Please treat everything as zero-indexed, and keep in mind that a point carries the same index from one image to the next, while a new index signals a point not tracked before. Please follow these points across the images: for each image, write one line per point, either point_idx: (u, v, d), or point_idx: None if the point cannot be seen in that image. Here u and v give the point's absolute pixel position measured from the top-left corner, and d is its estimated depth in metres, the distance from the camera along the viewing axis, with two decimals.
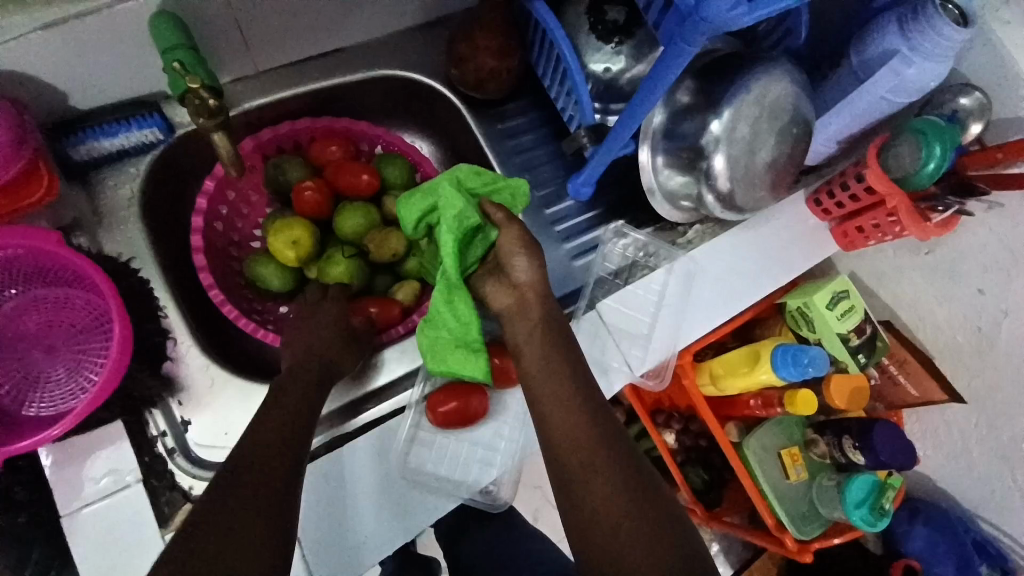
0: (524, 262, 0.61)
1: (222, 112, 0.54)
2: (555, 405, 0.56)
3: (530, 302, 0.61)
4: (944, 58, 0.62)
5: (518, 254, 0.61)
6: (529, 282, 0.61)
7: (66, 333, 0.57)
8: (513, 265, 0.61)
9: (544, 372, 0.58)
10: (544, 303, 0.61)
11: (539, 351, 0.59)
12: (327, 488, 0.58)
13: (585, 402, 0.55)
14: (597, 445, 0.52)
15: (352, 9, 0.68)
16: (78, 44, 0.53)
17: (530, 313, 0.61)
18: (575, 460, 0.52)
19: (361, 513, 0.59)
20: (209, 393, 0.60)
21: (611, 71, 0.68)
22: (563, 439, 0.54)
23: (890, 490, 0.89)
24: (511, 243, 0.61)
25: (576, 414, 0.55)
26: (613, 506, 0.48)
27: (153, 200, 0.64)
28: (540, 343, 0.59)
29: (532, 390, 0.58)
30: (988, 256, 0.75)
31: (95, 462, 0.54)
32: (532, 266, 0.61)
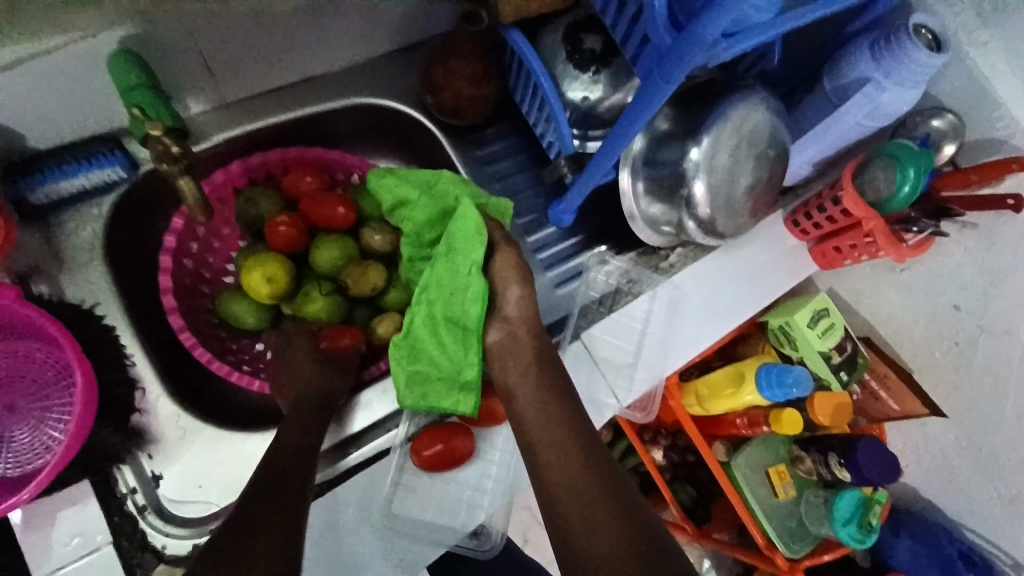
0: (516, 293, 0.61)
1: (186, 158, 0.53)
2: (545, 435, 0.55)
3: (521, 339, 0.61)
4: (915, 84, 0.63)
5: (512, 284, 0.61)
6: (517, 314, 0.61)
7: (27, 387, 0.54)
8: (506, 295, 0.61)
9: (533, 403, 0.58)
10: (532, 334, 0.61)
11: (529, 383, 0.59)
12: (326, 525, 0.58)
13: (574, 428, 0.56)
14: (590, 471, 0.52)
15: (325, 39, 0.66)
16: (33, 83, 0.50)
17: (517, 342, 0.61)
18: (566, 488, 0.52)
19: (364, 554, 0.58)
20: (180, 445, 0.57)
21: (590, 99, 0.67)
22: (541, 443, 0.55)
23: (877, 505, 0.89)
24: (507, 273, 0.61)
25: (556, 421, 0.56)
26: (590, 509, 0.50)
27: (118, 240, 0.62)
28: (533, 376, 0.59)
29: (522, 423, 0.57)
30: (964, 273, 0.77)
31: (62, 524, 0.51)
32: (523, 295, 0.61)
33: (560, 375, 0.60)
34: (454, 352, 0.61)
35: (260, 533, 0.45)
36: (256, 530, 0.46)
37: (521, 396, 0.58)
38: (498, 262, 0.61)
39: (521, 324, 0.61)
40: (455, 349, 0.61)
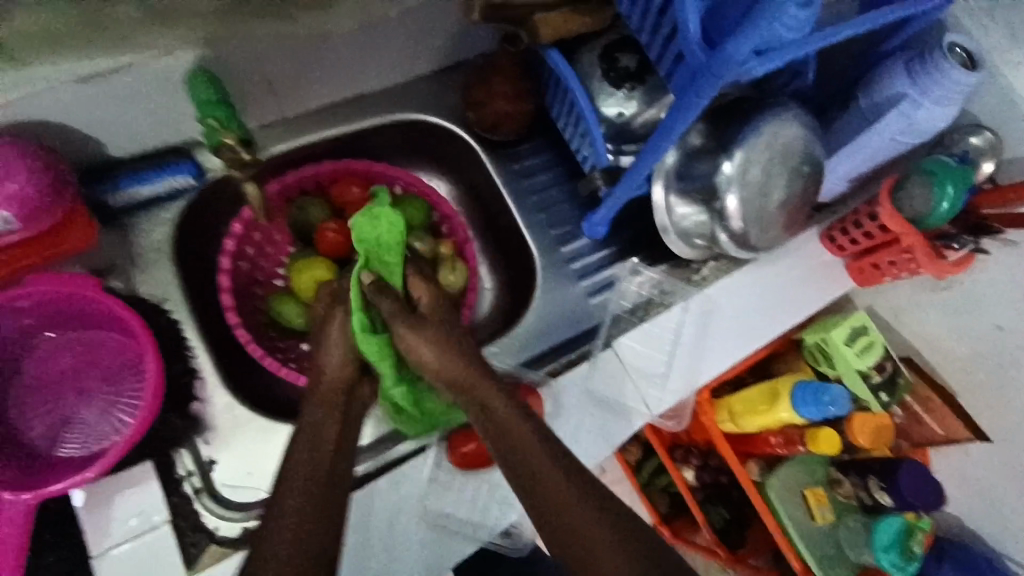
0: (429, 354, 0.60)
1: (255, 163, 0.59)
2: (538, 473, 0.52)
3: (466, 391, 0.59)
4: (950, 101, 0.64)
5: (422, 348, 0.60)
6: (444, 371, 0.60)
7: (99, 375, 0.59)
8: (423, 357, 0.61)
9: (518, 441, 0.54)
10: (473, 390, 0.59)
11: (513, 423, 0.56)
12: (362, 522, 0.59)
13: (546, 442, 0.55)
14: (588, 505, 0.50)
15: (376, 58, 0.71)
16: (117, 95, 0.56)
17: (465, 393, 0.59)
18: (575, 525, 0.49)
19: (397, 551, 0.60)
20: (231, 433, 0.61)
21: (625, 115, 0.70)
22: (523, 468, 0.53)
23: (919, 533, 0.85)
24: (418, 348, 0.61)
25: (530, 438, 0.55)
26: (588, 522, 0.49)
27: (183, 243, 0.67)
28: (512, 423, 0.56)
29: (511, 462, 0.54)
30: (1007, 292, 0.75)
31: (122, 503, 0.55)
32: (434, 355, 0.60)
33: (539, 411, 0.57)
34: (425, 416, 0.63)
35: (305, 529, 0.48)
36: (305, 532, 0.48)
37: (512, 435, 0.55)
38: (408, 341, 0.61)
39: (455, 380, 0.60)
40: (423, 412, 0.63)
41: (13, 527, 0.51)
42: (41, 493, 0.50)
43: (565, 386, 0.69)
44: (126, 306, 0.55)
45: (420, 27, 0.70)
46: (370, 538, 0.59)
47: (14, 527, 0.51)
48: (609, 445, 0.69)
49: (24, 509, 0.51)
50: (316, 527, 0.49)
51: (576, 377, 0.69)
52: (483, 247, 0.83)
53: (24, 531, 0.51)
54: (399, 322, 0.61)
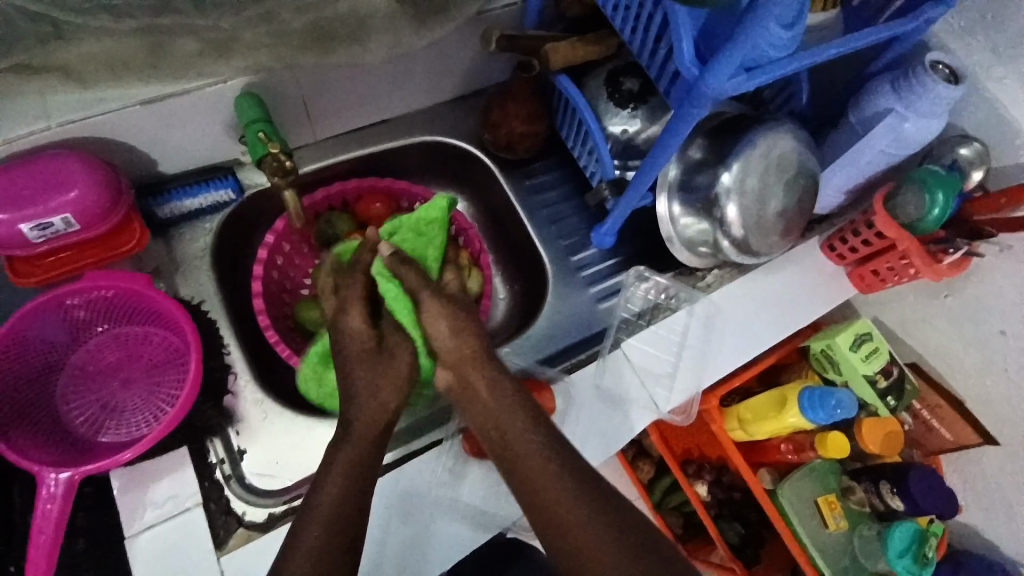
0: (446, 327, 0.62)
1: (293, 172, 0.64)
2: (555, 504, 0.55)
3: (469, 376, 0.62)
4: (937, 114, 0.67)
5: (440, 320, 0.61)
6: (452, 350, 0.62)
7: (143, 366, 0.65)
8: (435, 332, 0.62)
9: (533, 470, 0.57)
10: (485, 373, 0.62)
11: (528, 453, 0.57)
12: (388, 511, 0.63)
13: (551, 449, 0.58)
14: (606, 534, 0.54)
15: (400, 86, 0.77)
16: (168, 117, 0.62)
17: (465, 380, 0.62)
18: (588, 557, 0.53)
19: (415, 544, 0.62)
20: (261, 424, 0.66)
21: (629, 131, 0.75)
22: (529, 472, 0.57)
23: (932, 538, 0.86)
24: (436, 318, 0.62)
25: (536, 444, 0.58)
26: (584, 532, 0.54)
27: (220, 251, 0.73)
28: (522, 446, 0.58)
29: (525, 491, 0.57)
30: (1008, 298, 0.76)
31: (158, 487, 0.59)
32: (448, 335, 0.62)
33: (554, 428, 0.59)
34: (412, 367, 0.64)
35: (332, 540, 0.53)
36: (336, 530, 0.53)
37: (521, 465, 0.57)
38: (427, 310, 0.62)
39: (458, 354, 0.62)
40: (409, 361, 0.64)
41: (54, 503, 0.54)
42: (87, 470, 0.54)
43: (576, 383, 0.72)
44: (175, 301, 0.61)
45: (440, 58, 0.76)
46: (388, 530, 0.62)
47: (56, 503, 0.54)
48: (609, 447, 0.71)
49: (66, 484, 0.55)
50: (342, 525, 0.53)
51: (585, 376, 0.73)
52: (496, 260, 0.88)
53: (64, 508, 0.55)
54: (428, 294, 0.62)
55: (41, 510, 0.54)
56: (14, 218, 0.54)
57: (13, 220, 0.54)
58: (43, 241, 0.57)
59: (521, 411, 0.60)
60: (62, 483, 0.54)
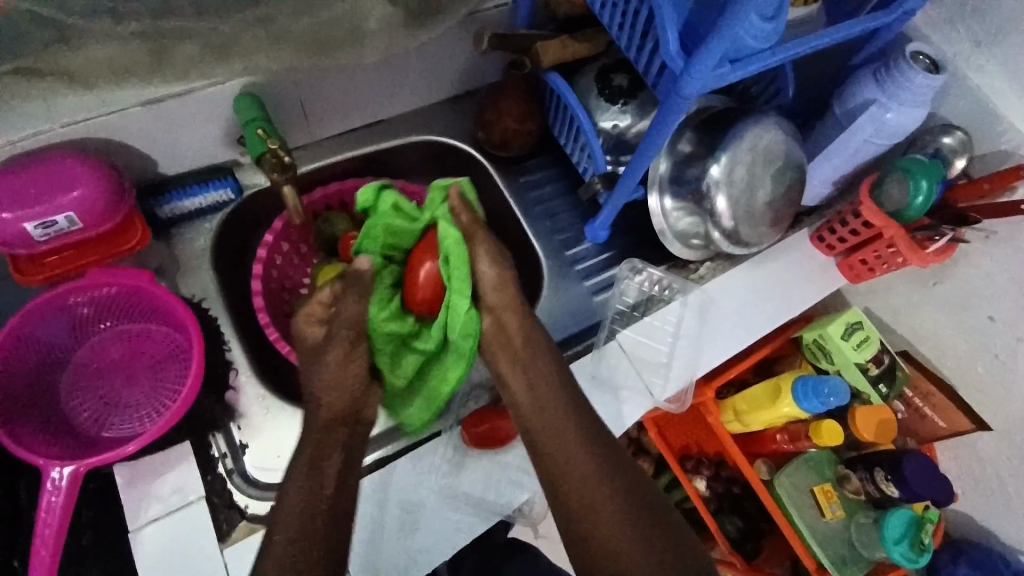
0: (490, 271, 0.64)
1: (292, 168, 0.66)
2: (577, 477, 0.57)
3: (508, 323, 0.65)
4: (918, 103, 0.68)
5: (485, 263, 0.64)
6: (493, 296, 0.65)
7: (146, 362, 0.66)
8: (479, 273, 0.64)
9: (555, 436, 0.59)
10: (522, 320, 0.65)
11: (554, 419, 0.60)
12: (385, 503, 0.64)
13: (576, 423, 0.60)
14: (621, 509, 0.55)
15: (394, 87, 0.79)
16: (167, 117, 0.63)
17: (505, 325, 0.65)
18: (599, 523, 0.55)
19: (416, 534, 0.63)
20: (263, 419, 0.68)
21: (620, 127, 0.76)
22: (549, 439, 0.59)
23: (929, 524, 0.85)
24: (484, 261, 0.64)
25: (563, 415, 0.61)
26: (597, 499, 0.56)
27: (220, 250, 0.74)
28: (551, 419, 0.60)
29: (548, 462, 0.59)
30: (995, 284, 0.78)
31: (162, 482, 0.60)
32: (495, 276, 0.64)
33: (583, 404, 0.62)
34: (457, 322, 0.64)
35: (322, 506, 0.54)
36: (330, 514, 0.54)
37: (549, 437, 0.59)
38: (478, 251, 0.64)
39: (501, 297, 0.65)
40: (453, 317, 0.64)
41: (59, 495, 0.55)
42: (91, 462, 0.55)
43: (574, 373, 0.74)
44: (177, 296, 0.63)
45: (434, 58, 0.78)
46: (387, 522, 0.63)
47: (61, 495, 0.55)
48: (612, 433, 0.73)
49: (71, 477, 0.55)
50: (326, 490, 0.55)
51: (582, 365, 0.75)
52: None
53: (68, 500, 0.55)
54: (481, 236, 0.65)
55: (47, 502, 0.55)
56: (20, 216, 0.55)
57: (19, 218, 0.55)
58: (46, 240, 0.58)
59: (553, 378, 0.63)
60: (66, 476, 0.55)
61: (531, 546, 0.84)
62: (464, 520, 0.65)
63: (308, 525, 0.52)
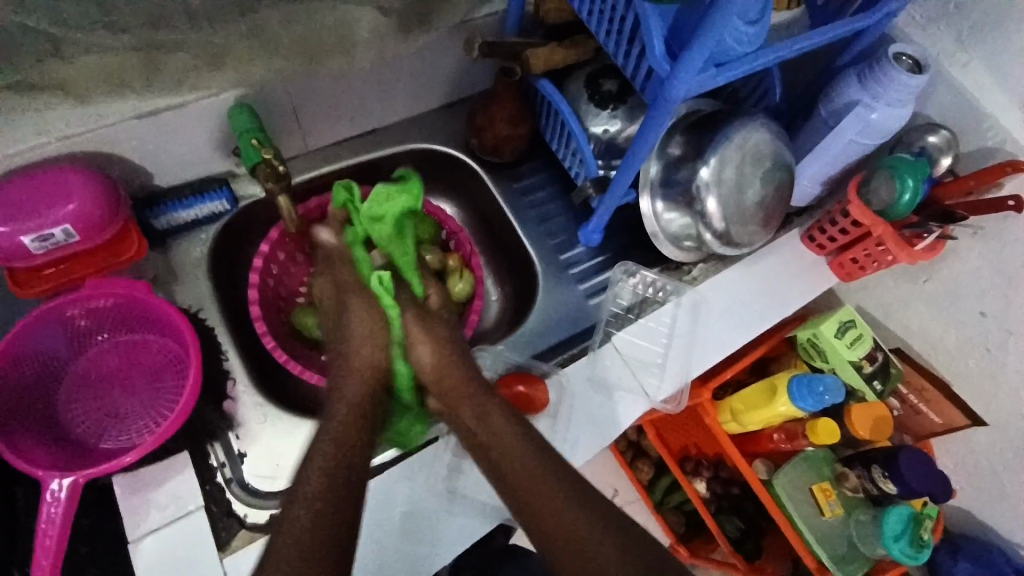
0: (426, 350, 0.67)
1: (287, 177, 0.67)
2: (545, 505, 0.59)
3: (459, 402, 0.65)
4: (902, 103, 0.70)
5: (420, 344, 0.67)
6: (431, 376, 0.67)
7: (143, 372, 0.67)
8: (417, 354, 0.68)
9: (518, 466, 0.61)
10: (472, 400, 0.65)
11: (515, 450, 0.61)
12: (383, 511, 0.64)
13: (533, 449, 0.61)
14: (591, 524, 0.58)
15: (386, 96, 0.80)
16: (163, 128, 0.64)
17: (452, 405, 0.65)
18: (573, 539, 0.57)
19: (418, 535, 0.64)
20: (260, 426, 0.68)
21: (610, 131, 0.77)
22: (511, 464, 0.61)
23: (929, 520, 0.86)
24: (417, 338, 0.68)
25: (522, 441, 0.62)
26: (567, 519, 0.58)
27: (216, 260, 0.75)
28: (517, 462, 0.61)
29: (522, 506, 0.59)
30: (983, 279, 0.79)
31: (160, 491, 0.60)
32: (434, 358, 0.67)
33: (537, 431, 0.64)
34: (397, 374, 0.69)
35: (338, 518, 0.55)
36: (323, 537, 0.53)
37: (519, 481, 0.60)
38: (414, 335, 0.68)
39: (442, 384, 0.66)
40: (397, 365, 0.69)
41: (59, 506, 0.55)
42: (90, 473, 0.55)
43: (572, 376, 0.74)
44: (174, 306, 0.63)
45: (426, 66, 0.79)
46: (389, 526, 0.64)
47: (60, 506, 0.55)
48: (610, 433, 0.73)
49: (70, 488, 0.55)
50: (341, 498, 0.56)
51: (578, 368, 0.75)
52: (487, 262, 0.90)
53: (68, 511, 0.55)
54: (413, 313, 0.68)
55: (46, 513, 0.55)
56: (18, 229, 0.55)
57: (16, 231, 0.55)
58: (43, 252, 0.58)
59: (516, 428, 0.63)
60: (65, 486, 0.55)
61: (529, 552, 0.84)
62: (465, 522, 0.66)
63: (318, 554, 0.53)
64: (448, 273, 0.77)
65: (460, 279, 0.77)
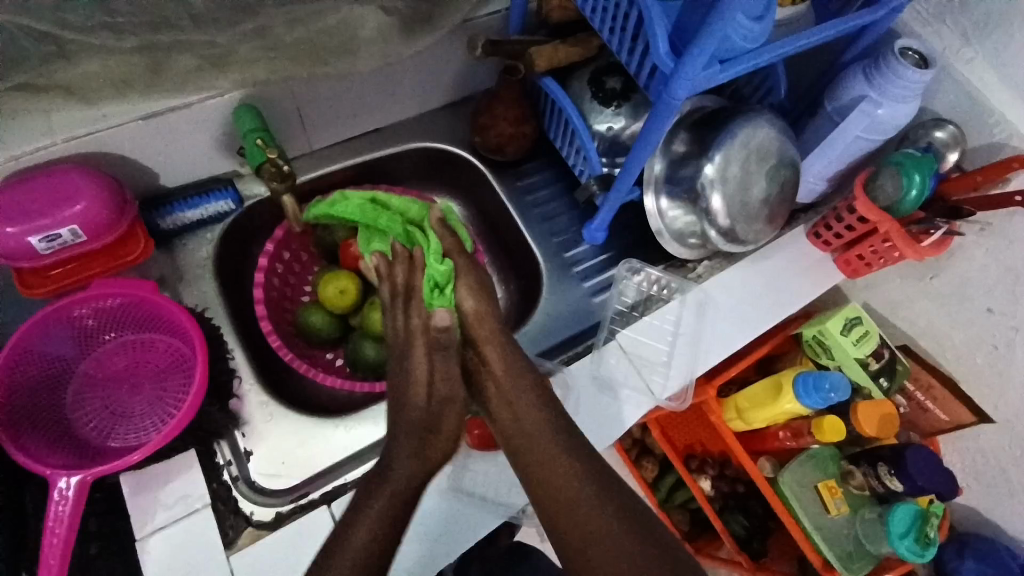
0: (472, 302, 0.65)
1: (291, 177, 0.67)
2: (565, 493, 0.58)
3: (492, 353, 0.65)
4: (908, 98, 0.69)
5: (467, 296, 0.65)
6: (474, 326, 0.65)
7: (150, 371, 0.67)
8: (463, 305, 0.65)
9: (541, 449, 0.60)
10: (499, 363, 0.64)
11: (539, 434, 0.61)
12: None
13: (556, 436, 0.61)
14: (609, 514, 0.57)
15: (389, 95, 0.80)
16: (168, 129, 0.64)
17: (485, 358, 0.65)
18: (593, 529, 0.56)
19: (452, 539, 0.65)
20: (266, 425, 0.69)
21: (614, 129, 0.77)
22: (534, 446, 0.61)
23: (934, 518, 0.85)
24: (463, 288, 0.65)
25: (545, 424, 0.62)
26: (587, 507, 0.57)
27: (222, 260, 0.75)
28: (536, 451, 0.60)
29: (541, 496, 0.59)
30: (991, 276, 0.78)
31: (168, 489, 0.61)
32: (478, 305, 0.65)
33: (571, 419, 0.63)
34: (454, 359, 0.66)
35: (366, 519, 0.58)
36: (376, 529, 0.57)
37: (538, 470, 0.59)
38: (463, 285, 0.65)
39: (485, 332, 0.65)
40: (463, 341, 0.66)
41: (66, 505, 0.56)
42: (97, 471, 0.56)
43: (577, 374, 0.74)
44: (179, 306, 0.63)
45: (430, 66, 0.79)
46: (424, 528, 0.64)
47: (68, 504, 0.56)
48: (617, 430, 0.74)
49: (78, 486, 0.56)
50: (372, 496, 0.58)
51: (584, 366, 0.75)
52: (491, 261, 0.90)
53: (76, 509, 0.56)
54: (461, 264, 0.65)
55: (54, 512, 0.55)
56: (26, 230, 0.56)
57: (23, 232, 0.56)
58: (50, 253, 0.59)
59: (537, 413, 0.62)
60: (73, 485, 0.56)
61: (534, 550, 0.84)
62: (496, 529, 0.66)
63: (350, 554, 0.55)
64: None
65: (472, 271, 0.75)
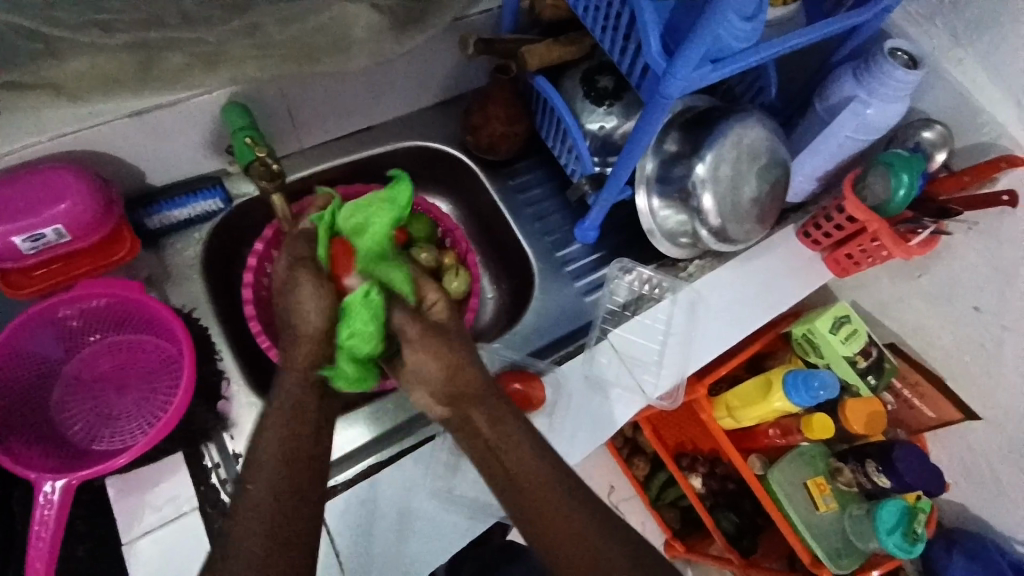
0: (428, 364, 0.58)
1: (281, 175, 0.66)
2: (544, 506, 0.55)
3: (470, 410, 0.59)
4: (898, 99, 0.70)
5: (421, 356, 0.57)
6: (443, 386, 0.58)
7: (137, 373, 0.66)
8: (418, 368, 0.58)
9: (522, 468, 0.57)
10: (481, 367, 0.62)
11: (518, 452, 0.57)
12: (365, 514, 0.64)
13: (536, 454, 0.58)
14: (589, 523, 0.55)
15: (380, 94, 0.79)
16: (154, 128, 0.63)
17: (466, 411, 0.59)
18: (569, 539, 0.54)
19: (370, 542, 0.63)
20: (255, 426, 0.68)
21: (606, 128, 0.77)
22: (512, 462, 0.57)
23: (922, 514, 0.86)
24: (415, 351, 0.58)
25: (524, 439, 0.58)
26: (565, 515, 0.55)
27: (210, 260, 0.74)
28: (516, 452, 0.57)
29: (513, 503, 0.56)
30: (979, 274, 0.79)
31: (156, 492, 0.61)
32: (436, 368, 0.57)
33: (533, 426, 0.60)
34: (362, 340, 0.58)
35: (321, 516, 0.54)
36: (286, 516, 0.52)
37: (518, 469, 0.56)
38: (413, 348, 0.58)
39: (452, 395, 0.59)
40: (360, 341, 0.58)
41: (52, 509, 0.55)
42: (84, 475, 0.55)
43: (569, 374, 0.75)
44: (167, 307, 0.63)
45: (421, 64, 0.79)
46: (346, 518, 0.63)
47: (55, 508, 0.55)
48: (608, 430, 0.74)
49: (64, 490, 0.55)
50: (302, 465, 0.55)
51: (575, 366, 0.75)
52: (483, 260, 0.90)
53: (62, 513, 0.55)
54: (408, 316, 0.59)
55: (40, 516, 0.54)
56: (10, 229, 0.55)
57: (8, 231, 0.55)
58: (35, 252, 0.58)
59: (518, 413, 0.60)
60: (59, 488, 0.55)
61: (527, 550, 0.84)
62: (421, 542, 0.64)
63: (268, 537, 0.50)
64: (444, 272, 0.76)
65: (457, 277, 0.76)
